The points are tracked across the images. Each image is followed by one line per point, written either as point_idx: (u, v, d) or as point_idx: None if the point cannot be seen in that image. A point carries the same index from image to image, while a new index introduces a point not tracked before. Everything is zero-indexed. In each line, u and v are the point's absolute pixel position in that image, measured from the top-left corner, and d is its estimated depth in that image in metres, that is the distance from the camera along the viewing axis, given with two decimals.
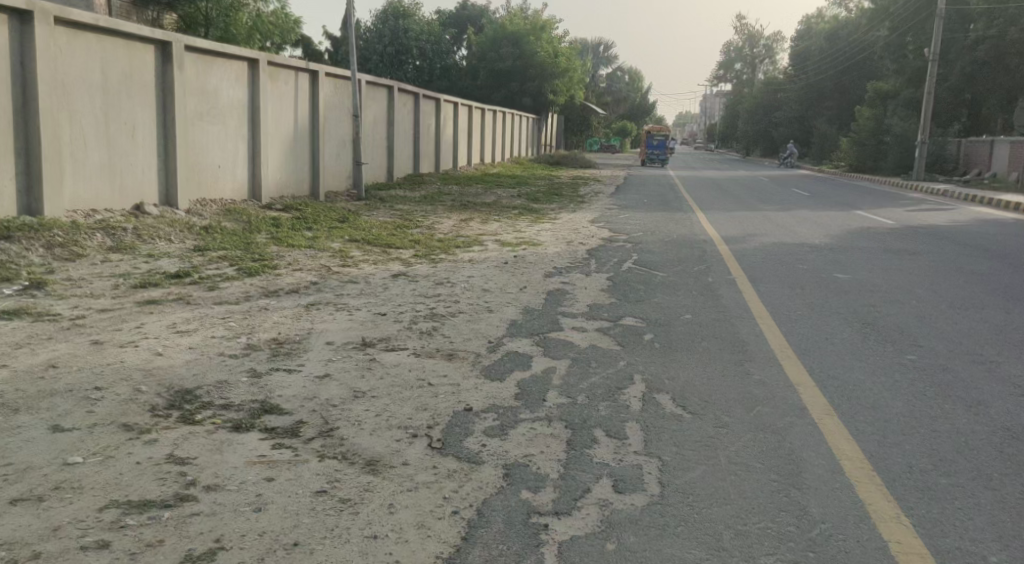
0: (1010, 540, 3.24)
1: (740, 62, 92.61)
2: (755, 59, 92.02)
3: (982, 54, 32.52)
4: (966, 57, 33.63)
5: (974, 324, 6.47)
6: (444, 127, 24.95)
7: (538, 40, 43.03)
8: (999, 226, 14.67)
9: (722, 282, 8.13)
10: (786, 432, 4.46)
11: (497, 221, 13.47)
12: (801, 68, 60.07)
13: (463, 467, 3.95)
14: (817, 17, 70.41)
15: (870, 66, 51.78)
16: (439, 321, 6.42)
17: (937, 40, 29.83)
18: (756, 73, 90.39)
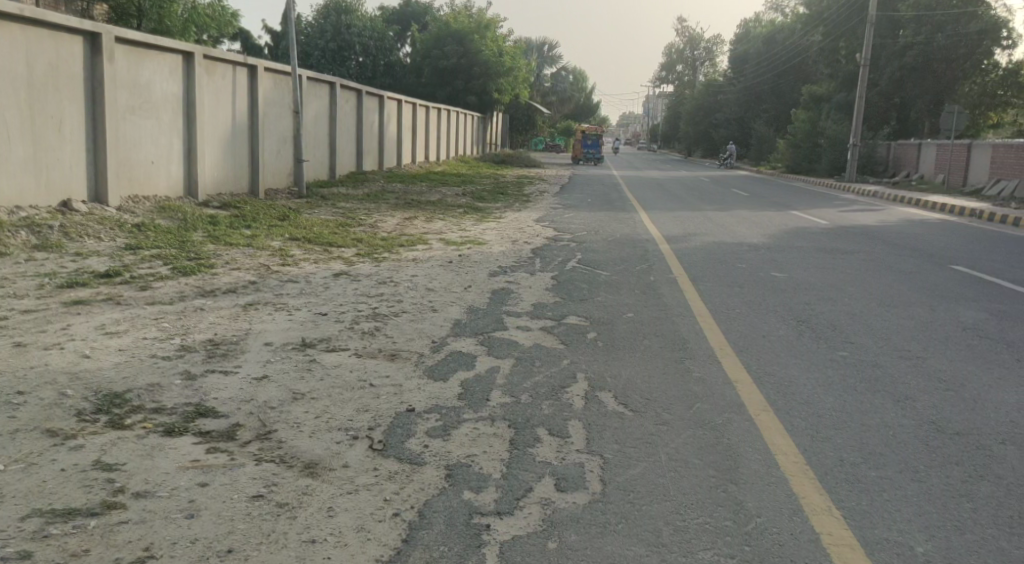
0: (935, 530, 3.35)
1: (682, 64, 94.54)
2: (696, 60, 93.81)
3: (911, 59, 33.78)
4: (895, 63, 34.76)
5: (902, 321, 6.69)
6: (388, 123, 24.73)
7: (482, 38, 43.12)
8: (925, 225, 15.25)
9: (663, 281, 8.23)
10: (724, 428, 4.54)
11: (443, 219, 13.42)
12: (740, 71, 61.62)
13: (404, 468, 3.91)
14: (754, 20, 72.18)
15: (805, 69, 53.30)
16: (382, 321, 6.35)
17: (868, 45, 30.87)
18: (697, 75, 92.37)
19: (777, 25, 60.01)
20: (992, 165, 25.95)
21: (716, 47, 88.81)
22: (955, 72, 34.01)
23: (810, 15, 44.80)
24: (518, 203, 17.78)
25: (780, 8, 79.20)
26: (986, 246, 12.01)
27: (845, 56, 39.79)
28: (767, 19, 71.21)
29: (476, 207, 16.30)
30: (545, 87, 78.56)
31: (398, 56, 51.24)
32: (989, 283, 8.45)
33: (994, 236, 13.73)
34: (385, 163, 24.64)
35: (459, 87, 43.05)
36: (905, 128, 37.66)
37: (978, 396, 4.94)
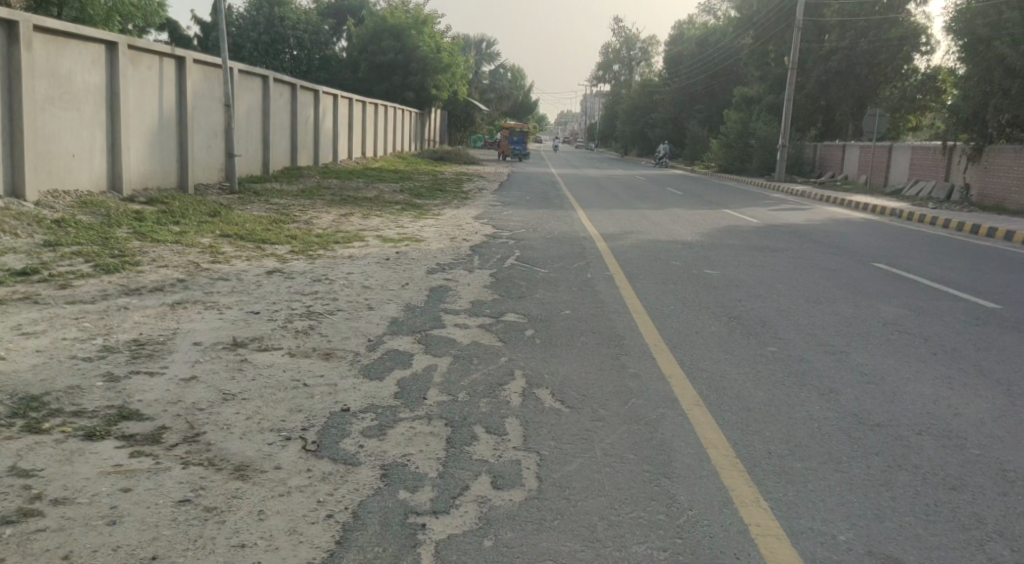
0: (856, 519, 3.47)
1: (618, 64, 95.73)
2: (632, 60, 95.07)
3: (836, 63, 34.99)
4: (821, 67, 35.90)
5: (826, 316, 6.91)
6: (323, 118, 24.33)
7: (419, 34, 42.84)
8: (848, 224, 15.83)
9: (599, 278, 8.31)
10: (658, 423, 4.61)
11: (379, 216, 13.30)
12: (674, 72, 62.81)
13: (338, 468, 3.86)
14: (688, 22, 73.69)
15: (736, 70, 54.62)
16: (316, 320, 6.25)
17: (797, 48, 31.83)
18: (633, 75, 93.56)
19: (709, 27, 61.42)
20: (911, 166, 26.99)
21: (650, 48, 90.15)
22: (877, 76, 35.35)
23: (741, 18, 45.91)
24: (457, 200, 17.75)
25: (711, 10, 81.07)
26: (904, 244, 12.51)
27: (774, 60, 40.97)
28: (699, 21, 72.70)
29: (415, 204, 16.18)
30: (483, 84, 78.49)
31: (333, 50, 50.55)
32: (906, 279, 8.81)
33: (910, 235, 14.32)
34: (320, 158, 24.26)
35: (397, 82, 42.65)
36: (832, 130, 38.97)
37: (897, 389, 5.14)
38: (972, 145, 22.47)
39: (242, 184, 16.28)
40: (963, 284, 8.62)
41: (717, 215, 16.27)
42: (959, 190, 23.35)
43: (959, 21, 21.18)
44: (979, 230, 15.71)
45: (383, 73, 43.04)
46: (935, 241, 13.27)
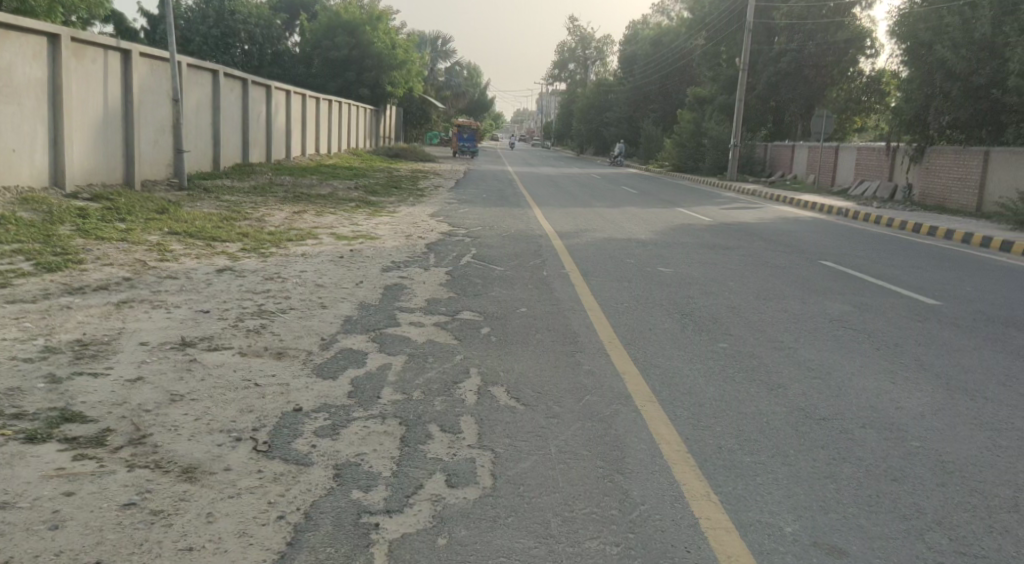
0: (802, 511, 3.55)
1: (573, 62, 95.98)
2: (588, 59, 95.47)
3: (786, 64, 35.68)
4: (771, 68, 36.54)
5: (776, 313, 7.06)
6: (276, 114, 24.01)
7: (374, 30, 42.48)
8: (798, 223, 16.16)
9: (554, 277, 8.35)
10: (611, 419, 4.66)
11: (333, 214, 13.16)
12: (629, 71, 63.34)
13: (290, 469, 3.81)
14: (641, 22, 74.29)
15: (690, 70, 55.28)
16: (268, 319, 6.16)
17: (748, 50, 32.37)
18: (588, 73, 94.03)
19: (662, 27, 62.07)
20: (857, 166, 27.58)
21: (604, 47, 90.73)
22: (825, 77, 36.18)
23: (694, 19, 46.50)
24: (412, 197, 17.66)
25: (664, 10, 81.91)
26: (851, 242, 12.80)
27: (726, 61, 41.63)
28: (653, 21, 73.38)
29: (370, 201, 16.05)
30: (438, 81, 78.07)
31: (286, 45, 49.86)
32: (852, 277, 9.05)
33: (856, 233, 14.68)
34: (273, 154, 23.92)
35: (351, 79, 42.23)
36: (783, 130, 39.74)
37: (842, 383, 5.27)
38: (915, 146, 22.94)
39: (192, 181, 15.95)
40: (905, 281, 8.89)
41: (671, 213, 16.46)
42: (903, 190, 23.90)
43: (902, 26, 22.00)
44: (921, 228, 16.19)
45: (337, 69, 42.59)
46: (881, 240, 13.61)
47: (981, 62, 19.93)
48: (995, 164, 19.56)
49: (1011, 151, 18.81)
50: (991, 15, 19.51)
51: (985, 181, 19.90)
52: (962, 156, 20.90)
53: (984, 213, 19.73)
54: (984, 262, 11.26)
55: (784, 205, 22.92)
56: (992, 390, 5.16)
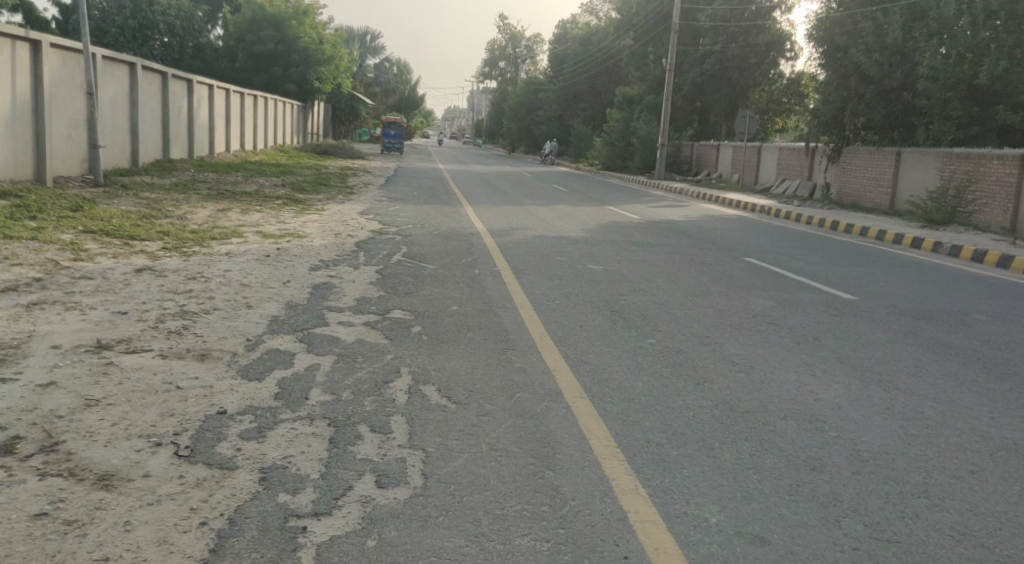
0: (727, 502, 3.64)
1: (503, 60, 96.01)
2: (518, 57, 95.37)
3: (710, 66, 36.56)
4: (696, 69, 37.36)
5: (702, 309, 7.21)
6: (199, 108, 23.30)
7: (300, 25, 41.63)
8: (723, 221, 16.59)
9: (486, 274, 8.36)
10: (542, 416, 4.68)
11: (258, 211, 12.89)
12: (558, 69, 63.87)
13: (213, 474, 3.70)
14: (570, 21, 74.93)
15: (618, 70, 56.11)
16: (191, 319, 5.99)
17: (675, 52, 33.01)
18: (518, 72, 94.08)
19: (590, 27, 62.75)
20: (778, 166, 28.43)
21: (534, 46, 91.21)
22: (747, 79, 37.29)
23: (621, 19, 47.18)
24: (341, 195, 17.43)
25: (593, 11, 83.00)
26: (773, 239, 13.21)
27: (653, 62, 42.43)
28: (581, 21, 74.26)
29: (297, 199, 15.78)
30: (367, 78, 77.09)
31: (208, 38, 48.45)
32: (774, 273, 9.33)
33: (777, 231, 15.14)
34: (195, 150, 23.20)
35: (278, 74, 41.35)
36: (709, 130, 40.74)
37: (764, 377, 5.41)
38: (832, 146, 23.72)
39: (109, 178, 15.36)
40: (823, 277, 9.21)
41: (599, 211, 16.67)
42: (821, 189, 24.73)
43: (819, 30, 22.69)
44: (839, 226, 16.82)
45: (262, 63, 41.65)
46: (801, 237, 14.08)
47: (892, 66, 20.87)
48: (906, 164, 20.39)
49: (920, 152, 19.65)
50: (902, 21, 20.48)
51: (898, 181, 20.74)
52: (876, 156, 21.70)
53: (896, 212, 20.57)
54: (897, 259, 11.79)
55: (709, 203, 23.47)
56: (904, 381, 5.40)
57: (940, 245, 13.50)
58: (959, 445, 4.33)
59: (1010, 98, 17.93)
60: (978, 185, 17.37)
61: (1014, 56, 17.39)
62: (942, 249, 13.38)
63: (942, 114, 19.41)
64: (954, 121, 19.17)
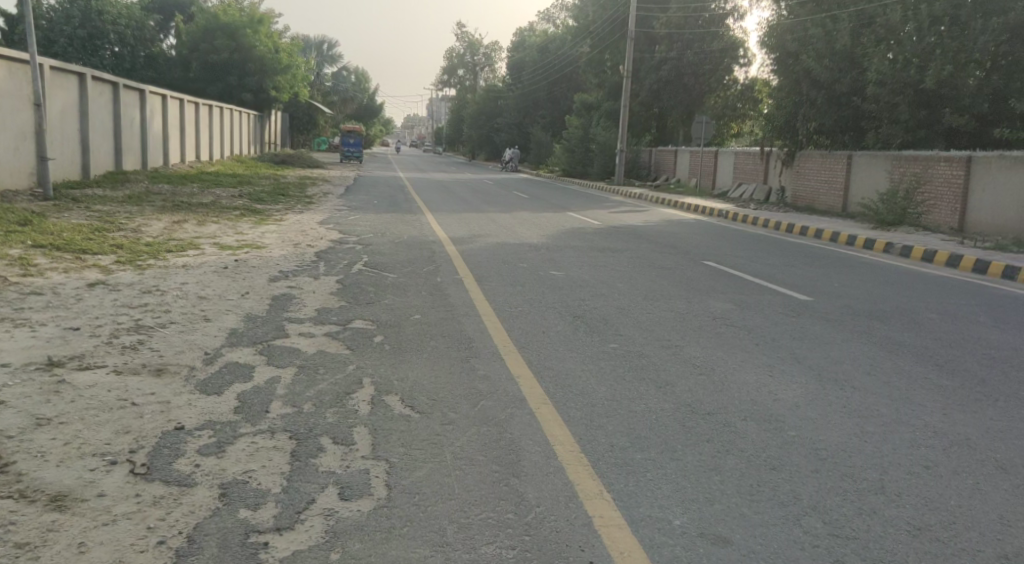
0: (691, 504, 3.66)
1: (462, 68, 96.12)
2: (476, 65, 95.51)
3: (667, 72, 37.07)
4: (653, 76, 37.85)
5: (663, 313, 7.27)
6: (152, 119, 22.92)
7: (255, 34, 41.19)
8: (681, 225, 16.80)
9: (448, 282, 8.34)
10: (506, 423, 4.67)
11: (214, 223, 12.71)
12: (517, 77, 64.18)
13: (171, 491, 3.62)
14: (527, 29, 75.38)
15: (575, 77, 56.55)
16: (146, 334, 5.87)
17: (631, 59, 33.37)
18: (477, 80, 94.23)
19: (547, 35, 63.22)
20: (735, 170, 28.85)
21: (492, 54, 91.65)
22: (702, 85, 37.89)
23: (578, 27, 47.70)
24: (300, 205, 17.27)
25: (550, 19, 83.96)
26: (731, 243, 13.39)
27: (611, 69, 42.85)
28: (538, 29, 75.01)
29: (254, 209, 15.60)
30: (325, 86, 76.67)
31: (160, 48, 47.73)
32: (732, 276, 9.46)
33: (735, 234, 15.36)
34: (148, 162, 22.78)
35: (233, 83, 40.89)
36: (666, 135, 41.26)
37: (724, 379, 5.48)
38: (786, 151, 24.20)
39: (59, 191, 15.02)
40: (780, 279, 9.36)
41: (559, 217, 16.78)
42: (777, 192, 25.17)
43: (771, 37, 22.96)
44: (795, 228, 17.13)
45: (216, 72, 41.16)
46: (757, 240, 14.32)
47: (841, 72, 21.25)
48: (858, 166, 20.85)
49: (871, 155, 20.12)
50: (850, 27, 20.97)
51: (850, 184, 21.20)
52: (829, 159, 22.17)
53: (849, 214, 21.02)
54: (850, 259, 12.04)
55: (669, 208, 23.72)
56: (859, 379, 5.51)
57: (892, 245, 13.83)
58: (913, 442, 4.43)
59: (955, 102, 18.56)
60: (927, 187, 17.84)
61: (958, 61, 18.02)
62: (893, 250, 13.71)
63: (890, 118, 19.88)
64: (902, 124, 19.66)
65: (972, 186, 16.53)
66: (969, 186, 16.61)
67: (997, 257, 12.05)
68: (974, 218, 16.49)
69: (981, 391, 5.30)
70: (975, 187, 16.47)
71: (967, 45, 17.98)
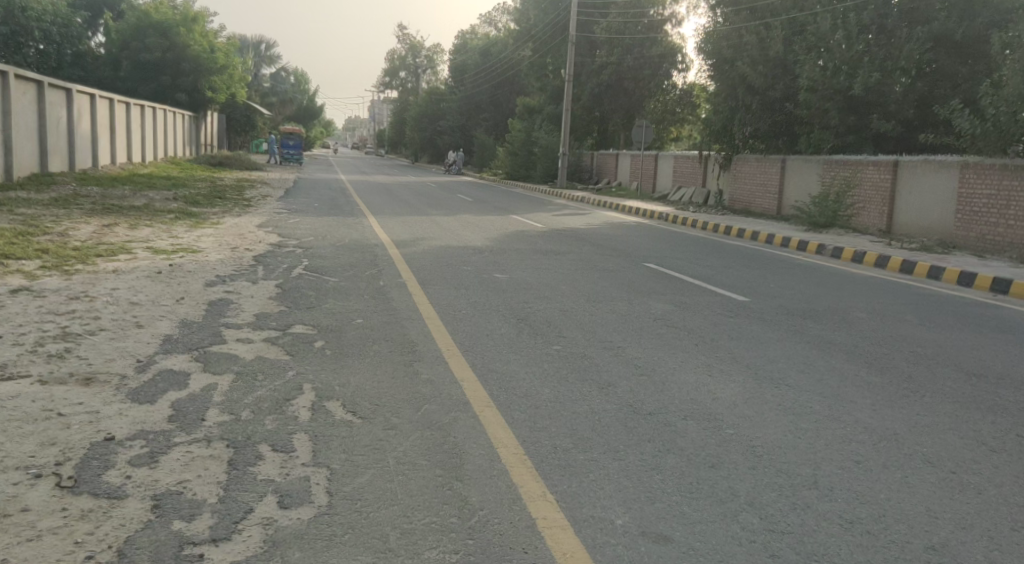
0: (633, 503, 3.70)
1: (404, 70, 95.59)
2: (418, 67, 95.16)
3: (608, 77, 37.55)
4: (594, 80, 38.29)
5: (605, 315, 7.36)
6: (79, 119, 22.16)
7: (189, 32, 40.13)
8: (621, 227, 17.02)
9: (391, 286, 8.28)
10: (450, 427, 4.65)
11: (147, 226, 12.35)
12: (460, 79, 64.17)
13: (101, 504, 3.48)
14: (469, 32, 75.40)
15: (517, 81, 56.83)
16: (74, 342, 5.66)
17: (572, 63, 33.68)
18: (419, 82, 93.90)
19: (488, 38, 63.37)
20: (674, 173, 29.33)
21: (434, 56, 91.70)
22: (642, 90, 38.51)
23: (518, 30, 47.95)
24: (237, 208, 16.92)
25: (491, 23, 84.52)
26: (672, 245, 13.59)
27: (552, 73, 43.17)
28: (479, 32, 75.30)
29: (190, 212, 15.24)
30: (263, 88, 75.27)
31: (88, 46, 46.13)
32: (673, 278, 9.61)
33: (676, 236, 15.62)
34: (76, 162, 22.01)
35: (166, 82, 39.84)
36: (608, 138, 41.76)
37: (666, 379, 5.55)
38: (724, 155, 24.71)
39: None
40: (719, 280, 9.56)
41: (500, 219, 16.81)
42: (716, 195, 25.68)
43: (708, 43, 23.46)
44: (733, 230, 17.51)
45: (149, 72, 39.94)
46: (696, 242, 14.61)
47: (775, 78, 21.81)
48: (792, 171, 21.44)
49: (804, 159, 20.71)
50: (782, 35, 21.56)
51: (785, 187, 21.78)
52: (764, 163, 22.72)
53: (785, 217, 21.59)
54: (786, 261, 12.36)
55: (612, 210, 23.95)
56: (793, 378, 5.65)
57: (824, 247, 14.25)
58: (845, 438, 4.55)
59: (882, 108, 19.30)
60: (858, 191, 18.44)
61: (885, 68, 18.71)
62: (825, 252, 14.12)
63: (822, 123, 20.49)
64: (833, 130, 20.19)
65: (899, 190, 17.16)
66: (896, 190, 17.24)
67: (922, 258, 12.52)
68: (901, 221, 17.12)
69: (909, 387, 5.48)
70: (902, 191, 17.09)
71: (894, 52, 18.77)
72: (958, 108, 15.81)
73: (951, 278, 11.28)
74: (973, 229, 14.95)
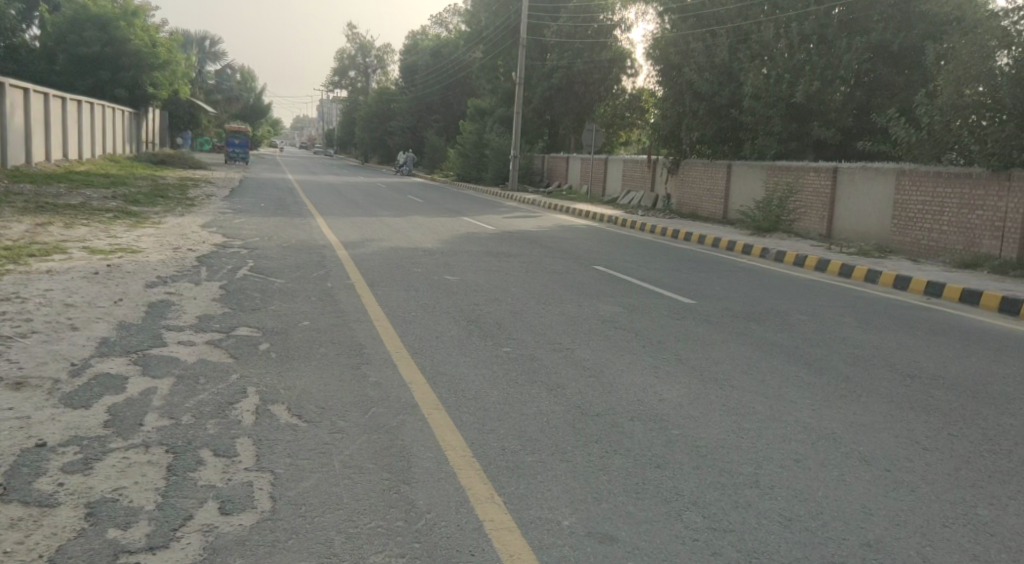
0: (581, 503, 3.71)
1: (355, 70, 94.85)
2: (369, 67, 94.49)
3: (559, 80, 37.82)
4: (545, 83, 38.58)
5: (554, 316, 7.40)
6: (13, 112, 21.42)
7: (130, 26, 39.09)
8: (571, 229, 17.17)
9: (338, 287, 8.19)
10: (397, 430, 4.61)
11: (84, 225, 11.94)
12: (410, 80, 63.90)
13: (33, 513, 3.35)
14: (421, 32, 75.20)
15: (469, 82, 56.86)
16: (3, 345, 5.44)
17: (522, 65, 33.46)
18: (370, 82, 93.14)
19: (439, 40, 63.33)
20: (623, 177, 29.65)
21: (385, 56, 91.27)
22: (593, 94, 38.88)
23: (470, 33, 48.00)
24: (180, 207, 16.52)
25: (442, 23, 84.55)
26: (621, 247, 13.77)
27: (504, 76, 43.32)
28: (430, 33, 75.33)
29: (130, 211, 14.82)
30: (209, 84, 73.67)
31: (22, 39, 44.41)
32: (621, 279, 9.74)
33: (626, 239, 15.81)
34: (8, 158, 21.22)
35: (105, 78, 38.74)
36: (559, 141, 42.03)
37: (612, 380, 5.61)
38: (671, 159, 25.00)
39: None
40: (666, 282, 9.72)
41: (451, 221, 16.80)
42: (664, 199, 26.09)
43: (657, 50, 23.86)
44: (679, 233, 17.77)
45: (87, 67, 38.78)
46: (645, 244, 14.81)
47: (721, 85, 22.27)
48: (737, 176, 21.89)
49: (749, 165, 21.18)
50: (728, 42, 22.04)
51: (730, 192, 22.22)
52: (711, 168, 23.13)
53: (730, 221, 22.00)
54: (732, 264, 12.64)
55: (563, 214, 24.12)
56: (736, 378, 5.76)
57: (768, 250, 14.58)
58: (786, 437, 4.65)
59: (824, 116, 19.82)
60: (800, 196, 18.90)
61: (827, 76, 19.26)
62: (769, 254, 14.46)
63: (765, 130, 20.81)
64: (777, 136, 20.62)
65: (839, 196, 17.65)
66: (836, 195, 17.72)
67: (860, 261, 12.91)
68: (841, 225, 17.60)
69: (847, 387, 5.64)
70: (842, 196, 17.57)
71: (834, 61, 19.31)
72: (897, 116, 16.29)
73: (887, 282, 11.65)
74: (909, 233, 15.43)
